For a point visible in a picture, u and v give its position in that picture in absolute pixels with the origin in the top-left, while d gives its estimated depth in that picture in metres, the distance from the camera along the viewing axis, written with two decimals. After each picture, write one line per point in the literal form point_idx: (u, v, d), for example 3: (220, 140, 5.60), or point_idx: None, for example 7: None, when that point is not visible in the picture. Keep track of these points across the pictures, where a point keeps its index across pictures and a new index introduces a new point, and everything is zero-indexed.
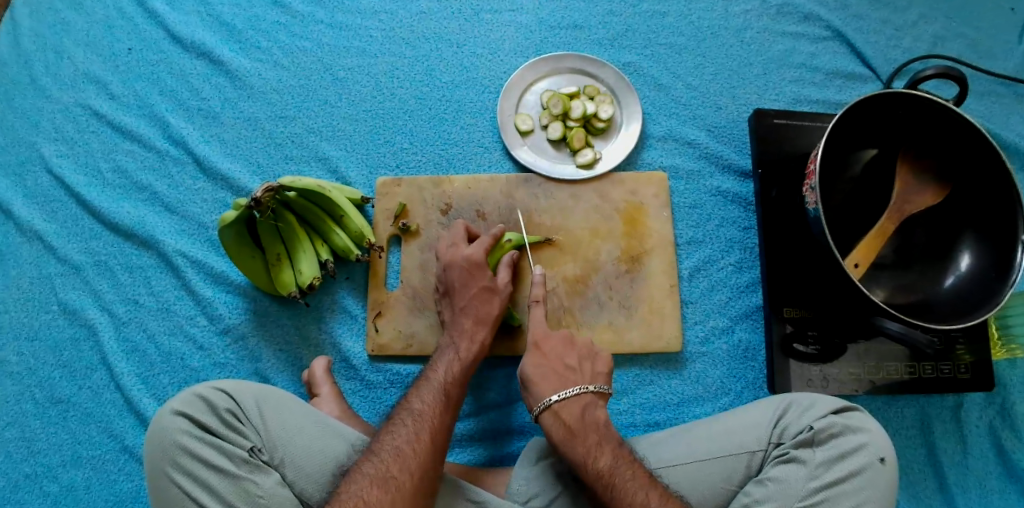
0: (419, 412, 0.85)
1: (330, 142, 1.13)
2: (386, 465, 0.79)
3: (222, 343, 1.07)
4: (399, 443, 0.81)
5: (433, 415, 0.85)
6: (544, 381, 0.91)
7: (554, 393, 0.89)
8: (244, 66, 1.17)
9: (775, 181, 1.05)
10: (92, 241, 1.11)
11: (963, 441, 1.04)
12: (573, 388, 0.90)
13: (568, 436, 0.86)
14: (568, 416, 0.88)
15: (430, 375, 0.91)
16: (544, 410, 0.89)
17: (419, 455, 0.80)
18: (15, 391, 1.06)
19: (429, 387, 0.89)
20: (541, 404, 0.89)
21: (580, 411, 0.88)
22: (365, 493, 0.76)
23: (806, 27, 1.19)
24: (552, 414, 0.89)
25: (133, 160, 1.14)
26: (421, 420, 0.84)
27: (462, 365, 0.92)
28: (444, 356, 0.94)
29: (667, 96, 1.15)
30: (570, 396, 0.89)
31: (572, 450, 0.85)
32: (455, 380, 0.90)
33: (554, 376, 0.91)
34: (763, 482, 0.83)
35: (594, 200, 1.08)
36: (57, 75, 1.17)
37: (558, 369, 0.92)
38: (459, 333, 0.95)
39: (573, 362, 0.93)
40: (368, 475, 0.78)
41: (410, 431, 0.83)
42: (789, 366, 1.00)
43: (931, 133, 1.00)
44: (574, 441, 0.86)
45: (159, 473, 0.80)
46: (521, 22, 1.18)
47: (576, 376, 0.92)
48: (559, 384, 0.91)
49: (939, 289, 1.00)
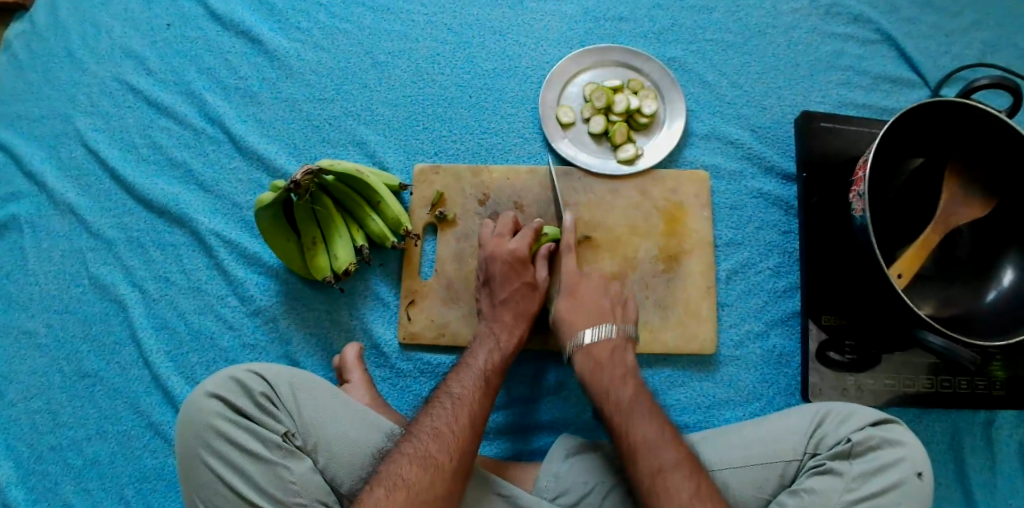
0: (459, 396, 0.84)
1: (368, 126, 1.12)
2: (426, 447, 0.78)
3: (253, 324, 1.06)
4: (437, 424, 0.80)
5: (473, 400, 0.84)
6: (578, 318, 0.94)
7: (587, 331, 0.93)
8: (283, 46, 1.15)
9: (819, 186, 1.03)
10: (124, 216, 1.10)
11: (993, 457, 1.04)
12: (607, 328, 0.93)
13: (593, 372, 0.90)
14: (599, 353, 0.91)
15: (470, 361, 0.90)
16: (575, 348, 0.93)
17: (459, 439, 0.80)
18: (43, 363, 1.06)
19: (468, 372, 0.88)
20: (574, 343, 0.93)
21: (610, 352, 0.91)
22: (404, 472, 0.76)
23: (856, 29, 1.16)
24: (583, 352, 0.92)
25: (168, 136, 1.12)
26: (461, 403, 0.83)
27: (502, 354, 0.92)
28: (484, 343, 0.93)
29: (711, 94, 1.13)
30: (603, 336, 0.92)
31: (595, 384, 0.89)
32: (495, 368, 0.90)
33: (588, 314, 0.95)
34: (797, 492, 0.82)
35: (634, 198, 1.06)
36: (93, 46, 1.16)
37: (593, 310, 0.95)
38: (498, 324, 0.95)
39: (608, 306, 0.96)
40: (407, 454, 0.77)
41: (449, 414, 0.82)
42: (824, 375, 0.99)
43: (982, 145, 0.98)
44: (599, 374, 0.89)
45: (193, 454, 0.80)
46: (567, 11, 1.16)
47: (609, 318, 0.94)
48: (592, 322, 0.94)
49: (981, 303, 0.98)
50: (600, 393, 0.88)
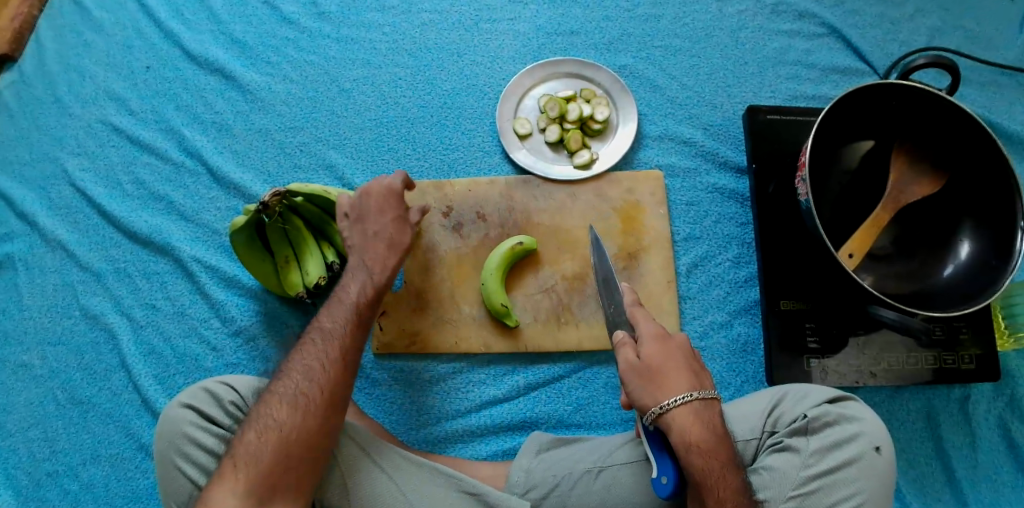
0: (308, 362, 0.82)
1: (337, 150, 1.18)
2: (277, 416, 0.78)
3: (234, 344, 1.11)
4: (309, 362, 0.82)
5: (327, 368, 0.82)
6: (675, 374, 0.78)
7: (694, 391, 0.76)
8: (255, 81, 1.22)
9: (770, 176, 1.06)
10: (112, 249, 1.17)
11: (972, 434, 1.03)
12: (710, 392, 0.78)
13: (709, 441, 0.76)
14: (709, 421, 0.77)
15: (341, 294, 0.90)
16: (681, 407, 0.76)
17: (331, 375, 0.82)
18: (38, 393, 1.12)
19: (332, 343, 0.84)
20: (674, 401, 0.76)
21: (714, 417, 0.78)
22: (276, 412, 0.79)
23: (801, 24, 1.20)
24: (690, 412, 0.76)
25: (151, 172, 1.20)
26: (313, 369, 0.82)
27: (376, 286, 0.91)
28: (355, 276, 0.92)
29: (663, 97, 1.17)
30: (709, 398, 0.78)
31: (707, 458, 0.75)
32: (368, 300, 0.89)
33: (684, 372, 0.78)
34: (757, 470, 0.83)
35: (591, 199, 1.10)
36: (79, 94, 1.25)
37: (688, 369, 0.79)
38: (370, 254, 0.94)
39: (698, 367, 0.81)
40: (278, 395, 0.80)
41: (319, 351, 0.83)
42: (788, 359, 1.00)
43: (926, 123, 0.99)
44: (712, 448, 0.76)
45: (166, 462, 0.83)
46: (520, 30, 1.22)
47: (705, 381, 0.79)
48: (692, 382, 0.78)
49: (938, 278, 0.99)
50: (706, 464, 0.75)
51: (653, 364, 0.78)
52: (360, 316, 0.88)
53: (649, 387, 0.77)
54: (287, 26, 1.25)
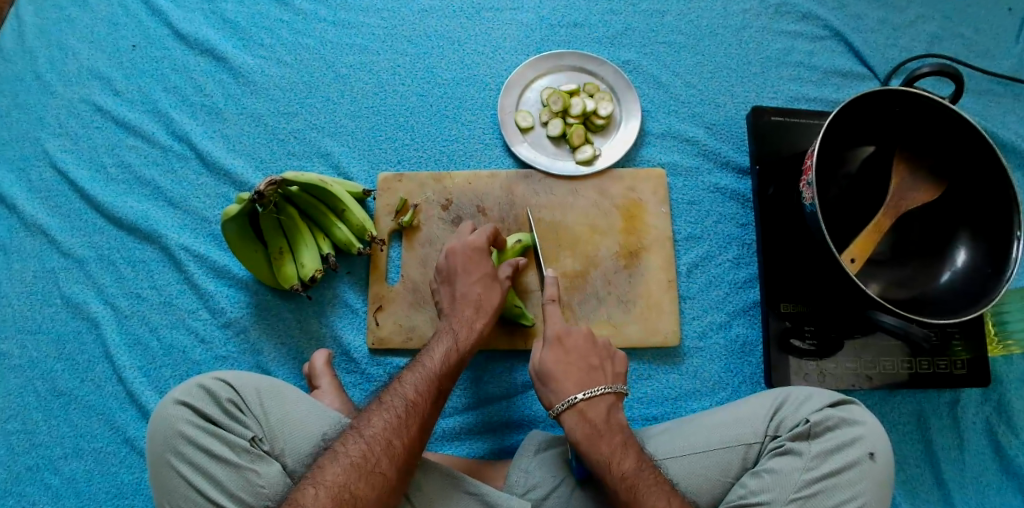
0: (391, 431, 0.80)
1: (332, 138, 1.14)
2: (348, 481, 0.75)
3: (224, 336, 1.07)
4: (386, 432, 0.80)
5: (407, 439, 0.80)
6: (567, 375, 0.88)
7: (579, 393, 0.87)
8: (248, 63, 1.18)
9: (772, 178, 1.06)
10: (95, 236, 1.12)
11: (960, 437, 1.04)
12: (599, 387, 0.88)
13: (592, 434, 0.84)
14: (594, 416, 0.85)
15: (425, 360, 0.89)
16: (567, 409, 0.86)
17: (408, 451, 0.80)
18: (17, 384, 1.07)
19: (412, 413, 0.82)
20: (563, 404, 0.86)
21: (605, 412, 0.86)
22: (351, 482, 0.76)
23: (805, 26, 1.20)
24: (575, 413, 0.86)
25: (137, 156, 1.15)
26: (393, 440, 0.80)
27: (459, 356, 0.91)
28: (441, 343, 0.92)
29: (666, 94, 1.16)
30: (595, 395, 0.87)
31: (592, 448, 0.83)
32: (448, 372, 0.89)
33: (578, 370, 0.89)
34: (759, 473, 0.83)
35: (593, 196, 1.09)
36: (62, 72, 1.20)
37: (580, 368, 0.90)
38: (458, 321, 0.94)
39: (596, 362, 0.91)
40: (351, 457, 0.77)
41: (400, 421, 0.81)
42: (786, 362, 1.01)
43: (927, 130, 1.00)
44: (597, 440, 0.83)
45: (162, 461, 0.81)
46: (522, 20, 1.19)
47: (599, 376, 0.90)
48: (582, 381, 0.88)
49: (936, 284, 1.00)
50: (595, 457, 0.83)
51: (550, 368, 0.89)
52: (439, 382, 0.87)
53: (549, 390, 0.89)
54: (281, 7, 1.21)
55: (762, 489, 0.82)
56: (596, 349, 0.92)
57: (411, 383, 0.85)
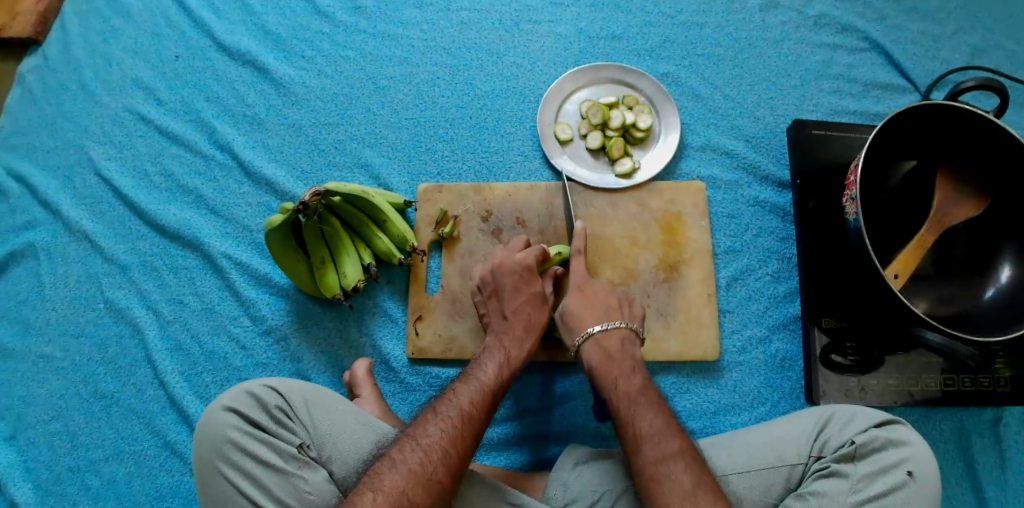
0: (447, 440, 0.81)
1: (373, 149, 1.16)
2: (405, 488, 0.76)
3: (264, 344, 1.09)
4: (442, 440, 0.81)
5: (462, 449, 0.81)
6: (590, 315, 0.93)
7: (597, 324, 0.91)
8: (289, 74, 1.20)
9: (813, 193, 1.06)
10: (139, 242, 1.15)
11: (1002, 455, 1.03)
12: (615, 320, 0.92)
13: (603, 361, 0.89)
14: (610, 346, 0.90)
15: (478, 372, 0.90)
16: (586, 339, 0.91)
17: (461, 460, 0.81)
18: (60, 386, 1.09)
19: (469, 423, 0.83)
20: (583, 333, 0.91)
21: (621, 344, 0.90)
22: (409, 490, 0.76)
23: (844, 38, 1.19)
24: (593, 342, 0.91)
25: (180, 164, 1.17)
26: (450, 450, 0.80)
27: (511, 370, 0.91)
28: (493, 355, 0.93)
29: (705, 107, 1.16)
30: (613, 328, 0.91)
31: (603, 373, 0.88)
32: (501, 385, 0.89)
33: (596, 308, 0.94)
34: (804, 496, 0.83)
35: (632, 208, 1.09)
36: (107, 81, 1.22)
37: (601, 305, 0.94)
38: (510, 337, 0.95)
39: (616, 303, 0.95)
40: (409, 464, 0.78)
41: (456, 431, 0.82)
42: (827, 377, 1.01)
43: (971, 145, 1.00)
44: (608, 366, 0.88)
45: (211, 467, 0.83)
46: (561, 32, 1.20)
47: (618, 314, 0.94)
48: (594, 307, 0.94)
49: (979, 302, 0.99)
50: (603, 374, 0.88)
51: (572, 309, 0.94)
52: (490, 389, 0.88)
53: (567, 328, 0.94)
54: (322, 19, 1.22)
55: None
56: (615, 299, 0.96)
57: (466, 394, 0.86)
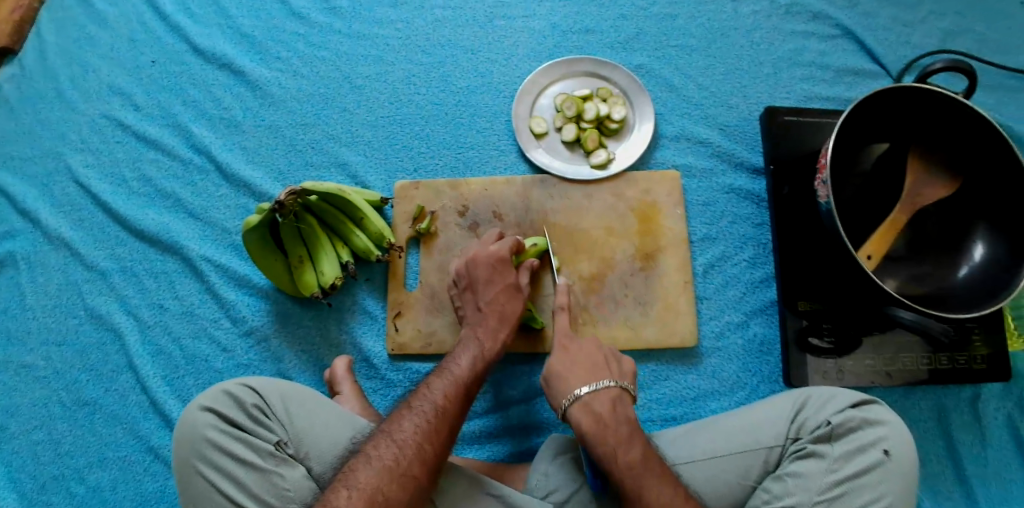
0: (421, 435, 0.81)
1: (350, 148, 1.16)
2: (380, 483, 0.77)
3: (245, 345, 1.09)
4: (417, 435, 0.81)
5: (437, 443, 0.81)
6: (574, 374, 0.90)
7: (584, 386, 0.87)
8: (265, 76, 1.20)
9: (787, 178, 1.06)
10: (118, 248, 1.15)
11: (982, 433, 1.04)
12: (605, 380, 0.88)
13: (597, 426, 0.84)
14: (600, 410, 0.85)
15: (452, 367, 0.90)
16: (574, 402, 0.87)
17: (436, 454, 0.81)
18: (43, 395, 1.09)
19: (442, 418, 0.83)
20: (569, 397, 0.87)
21: (612, 407, 0.86)
22: (384, 485, 0.77)
23: (816, 25, 1.20)
24: (581, 404, 0.86)
25: (158, 169, 1.18)
26: (424, 444, 0.81)
27: (484, 364, 0.92)
28: (467, 349, 0.93)
29: (679, 97, 1.17)
30: (601, 389, 0.87)
31: (597, 441, 0.83)
32: (475, 379, 0.90)
33: (583, 369, 0.90)
34: (782, 477, 0.84)
35: (608, 199, 1.09)
36: (83, 88, 1.22)
37: (589, 361, 0.91)
38: (483, 331, 0.96)
39: (602, 360, 0.91)
40: (383, 460, 0.78)
41: (430, 426, 0.82)
42: (805, 360, 1.01)
43: (942, 126, 1.00)
44: (602, 431, 0.83)
45: (188, 466, 0.83)
46: (535, 27, 1.21)
47: (604, 371, 0.90)
48: (587, 372, 0.90)
49: (953, 280, 1.00)
50: (598, 445, 0.83)
51: (555, 370, 0.91)
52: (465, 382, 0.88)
53: (558, 388, 0.90)
54: (296, 20, 1.23)
55: (786, 493, 0.83)
56: (605, 355, 0.93)
57: (440, 389, 0.87)
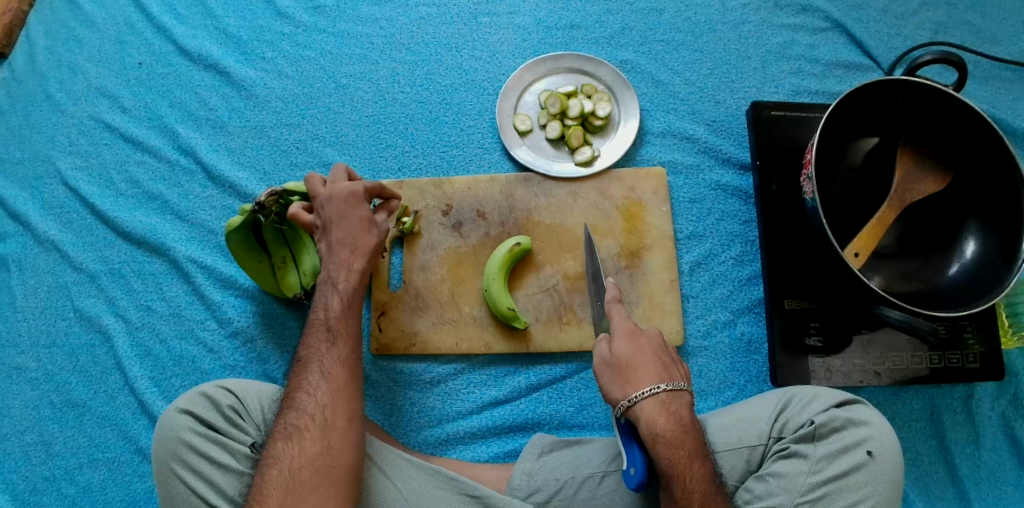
0: (321, 400, 0.82)
1: (334, 148, 1.16)
2: (295, 453, 0.78)
3: (231, 346, 1.09)
4: (318, 404, 0.82)
5: (337, 402, 0.82)
6: (645, 367, 0.80)
7: (663, 383, 0.79)
8: (250, 77, 1.20)
9: (774, 174, 1.05)
10: (106, 250, 1.15)
11: (975, 431, 1.02)
12: (680, 383, 0.80)
13: (678, 433, 0.77)
14: (678, 419, 0.78)
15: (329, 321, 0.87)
16: (649, 398, 0.78)
17: (338, 411, 0.82)
18: (34, 396, 1.10)
19: (338, 380, 0.83)
20: (641, 393, 0.78)
21: (689, 414, 0.79)
22: (298, 453, 0.78)
23: (805, 18, 1.18)
24: (658, 403, 0.78)
25: (145, 171, 1.18)
26: (325, 407, 0.81)
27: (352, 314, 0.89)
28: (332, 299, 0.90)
29: (665, 92, 1.15)
30: (677, 392, 0.80)
31: (674, 449, 0.77)
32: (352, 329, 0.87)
33: (653, 364, 0.81)
34: (764, 477, 0.83)
35: (593, 197, 1.08)
36: (71, 90, 1.23)
37: (655, 360, 0.81)
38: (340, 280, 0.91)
39: (671, 360, 0.83)
40: (294, 433, 0.80)
41: (326, 389, 0.83)
42: (791, 360, 1.00)
43: (932, 119, 0.98)
44: (682, 439, 0.77)
45: (166, 469, 0.83)
46: (519, 23, 1.19)
47: (678, 374, 0.82)
48: (660, 374, 0.80)
49: (943, 277, 0.98)
50: (673, 454, 0.77)
51: (626, 361, 0.81)
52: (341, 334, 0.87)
53: (621, 380, 0.80)
54: (281, 20, 1.22)
55: (767, 494, 0.81)
56: (668, 353, 0.84)
57: (320, 356, 0.85)
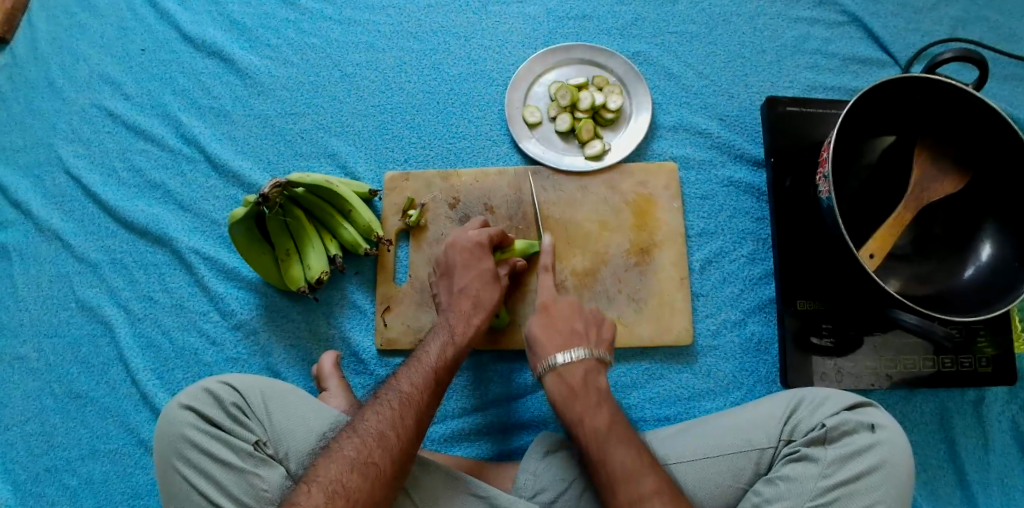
0: (384, 423, 0.79)
1: (339, 138, 1.14)
2: (341, 475, 0.75)
3: (234, 338, 1.08)
4: (382, 427, 0.79)
5: (400, 431, 0.80)
6: (548, 338, 0.91)
7: (557, 354, 0.89)
8: (254, 64, 1.18)
9: (789, 170, 1.02)
10: (108, 239, 1.13)
11: (985, 436, 1.01)
12: (579, 351, 0.89)
13: (569, 395, 0.87)
14: (570, 379, 0.88)
15: (421, 355, 0.88)
16: (547, 372, 0.89)
17: (402, 443, 0.79)
18: (36, 387, 1.09)
19: (407, 408, 0.82)
20: (542, 365, 0.90)
21: (584, 374, 0.88)
22: (346, 478, 0.75)
23: (821, 12, 1.15)
24: (554, 375, 0.89)
25: (148, 159, 1.16)
26: (387, 432, 0.79)
27: (456, 350, 0.90)
28: (436, 339, 0.91)
29: (678, 86, 1.13)
30: (574, 359, 0.89)
31: (567, 407, 0.86)
32: (446, 365, 0.88)
33: (559, 333, 0.92)
34: (774, 480, 0.82)
35: (603, 192, 1.06)
36: (73, 78, 1.20)
37: (562, 332, 0.92)
38: (455, 315, 0.93)
39: (580, 327, 0.93)
40: (349, 457, 0.76)
41: (394, 415, 0.81)
42: (803, 362, 0.98)
43: (951, 118, 0.95)
44: (573, 400, 0.86)
45: (169, 465, 0.82)
46: (530, 13, 1.17)
47: (581, 341, 0.91)
48: (562, 345, 0.90)
49: (959, 280, 0.96)
50: (570, 415, 0.85)
51: (534, 334, 0.92)
52: (438, 381, 0.86)
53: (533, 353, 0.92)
54: (287, 7, 1.20)
55: (776, 497, 0.80)
56: (581, 318, 0.93)
57: (402, 384, 0.84)
